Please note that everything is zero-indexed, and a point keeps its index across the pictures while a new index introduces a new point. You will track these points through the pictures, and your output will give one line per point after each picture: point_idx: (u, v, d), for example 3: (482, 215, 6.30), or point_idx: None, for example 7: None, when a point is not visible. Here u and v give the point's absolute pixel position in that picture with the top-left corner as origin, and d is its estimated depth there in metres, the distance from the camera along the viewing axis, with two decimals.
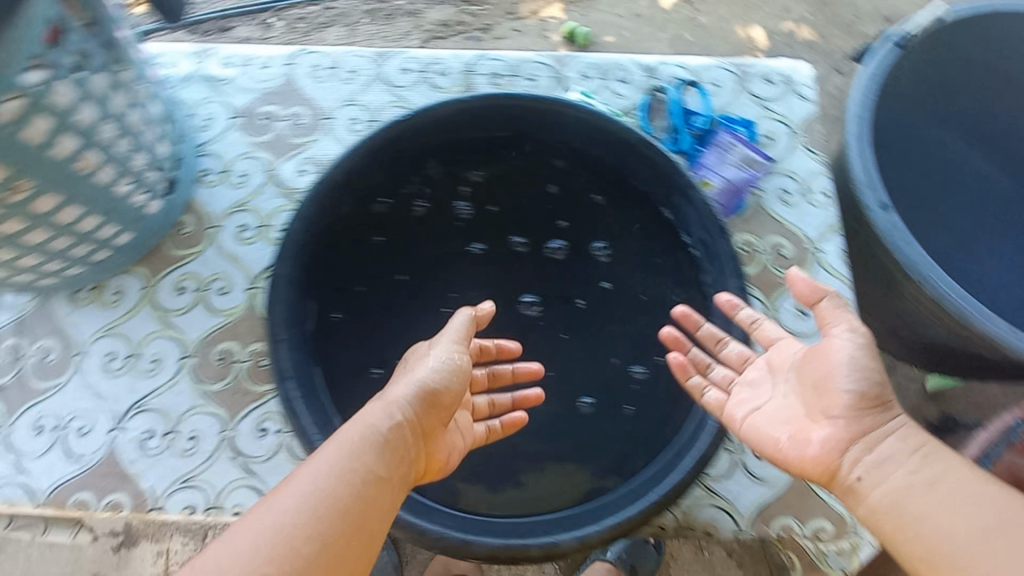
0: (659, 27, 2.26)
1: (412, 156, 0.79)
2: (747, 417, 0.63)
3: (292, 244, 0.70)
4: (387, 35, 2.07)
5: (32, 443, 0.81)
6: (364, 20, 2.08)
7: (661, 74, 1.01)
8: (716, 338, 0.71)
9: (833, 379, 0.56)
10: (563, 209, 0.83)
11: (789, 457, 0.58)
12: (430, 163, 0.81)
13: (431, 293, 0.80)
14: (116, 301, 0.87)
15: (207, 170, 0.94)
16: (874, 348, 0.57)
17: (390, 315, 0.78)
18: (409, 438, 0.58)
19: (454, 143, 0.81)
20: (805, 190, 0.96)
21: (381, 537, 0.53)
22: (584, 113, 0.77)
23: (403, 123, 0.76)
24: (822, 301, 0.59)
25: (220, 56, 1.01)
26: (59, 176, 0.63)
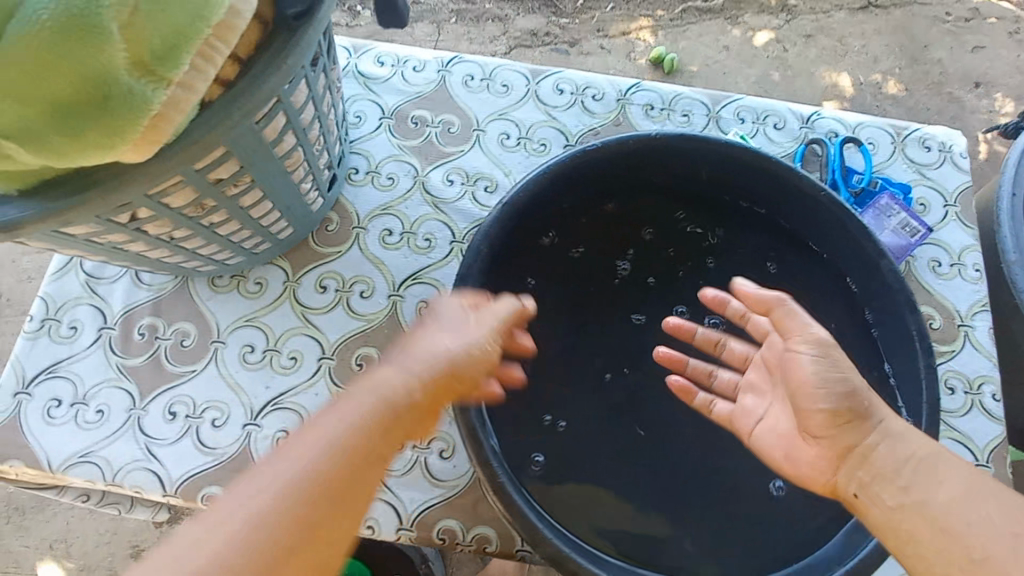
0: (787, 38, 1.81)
1: (590, 188, 0.77)
2: (754, 428, 0.67)
3: (476, 265, 0.68)
4: (474, 36, 1.74)
5: (164, 429, 0.78)
6: (449, 19, 1.75)
7: (817, 126, 1.00)
8: (712, 341, 0.74)
9: (810, 394, 0.60)
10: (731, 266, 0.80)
11: (805, 471, 0.63)
12: (607, 196, 0.79)
13: (598, 336, 0.77)
14: (257, 293, 0.85)
15: (355, 169, 0.92)
16: (836, 353, 0.61)
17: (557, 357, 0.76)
18: (419, 406, 0.56)
19: (632, 180, 0.78)
20: (956, 263, 0.94)
21: (368, 497, 0.50)
22: (779, 166, 0.73)
23: (596, 151, 0.72)
24: (780, 306, 0.65)
25: (375, 54, 0.99)
26: (273, 172, 0.61)
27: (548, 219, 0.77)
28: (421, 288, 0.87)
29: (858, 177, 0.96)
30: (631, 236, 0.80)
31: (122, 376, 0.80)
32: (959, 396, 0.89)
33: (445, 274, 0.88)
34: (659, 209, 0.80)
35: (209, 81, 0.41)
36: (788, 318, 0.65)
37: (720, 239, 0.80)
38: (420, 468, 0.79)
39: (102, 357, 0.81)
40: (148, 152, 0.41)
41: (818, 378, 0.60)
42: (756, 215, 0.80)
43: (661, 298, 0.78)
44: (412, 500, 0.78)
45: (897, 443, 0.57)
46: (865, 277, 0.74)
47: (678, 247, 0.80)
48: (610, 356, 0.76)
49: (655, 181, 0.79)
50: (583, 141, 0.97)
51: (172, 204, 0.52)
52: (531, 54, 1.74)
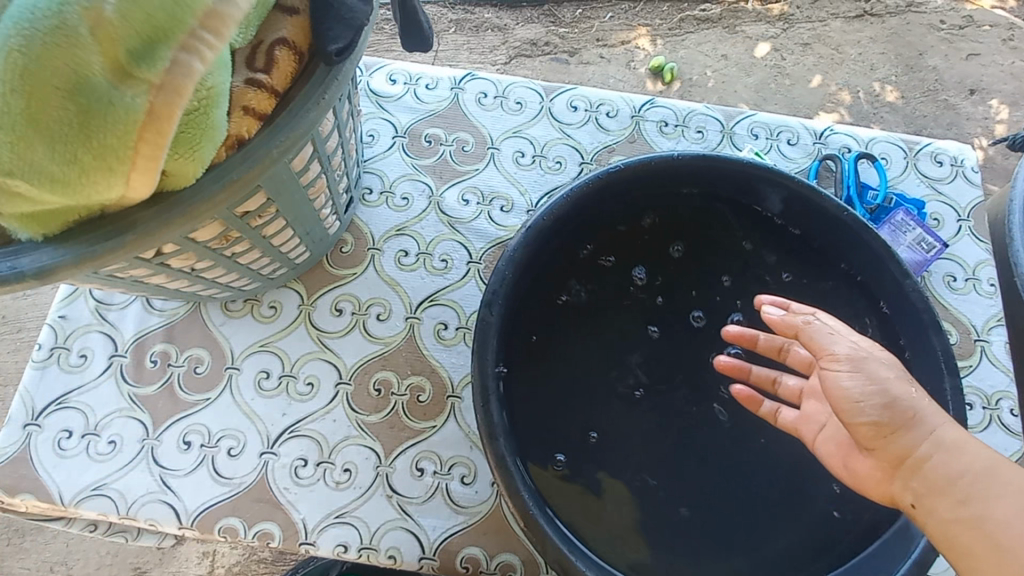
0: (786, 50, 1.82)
1: (614, 208, 0.77)
2: (817, 436, 0.63)
3: (502, 289, 0.67)
4: (475, 46, 1.72)
5: (179, 460, 0.76)
6: (448, 29, 1.73)
7: (830, 141, 1.00)
8: (778, 344, 0.69)
9: (851, 408, 0.56)
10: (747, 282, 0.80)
11: (857, 481, 0.59)
12: (630, 216, 0.78)
13: (621, 354, 0.76)
14: (272, 316, 0.84)
15: (370, 189, 0.92)
16: (872, 363, 0.57)
17: (575, 374, 0.74)
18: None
19: (655, 200, 0.78)
20: (971, 277, 0.94)
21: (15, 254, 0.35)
22: (804, 185, 0.73)
23: (619, 173, 0.72)
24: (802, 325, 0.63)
25: (387, 73, 0.99)
26: (297, 200, 0.60)
27: (572, 239, 0.76)
28: (438, 309, 0.86)
29: (873, 193, 0.96)
30: (653, 255, 0.79)
31: (135, 406, 0.78)
32: (977, 411, 0.87)
33: (463, 295, 0.87)
34: (681, 229, 0.80)
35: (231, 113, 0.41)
36: (815, 338, 0.61)
37: (742, 259, 0.80)
38: (441, 495, 0.77)
39: (113, 386, 0.79)
40: (152, 181, 0.39)
41: (855, 391, 0.56)
42: (778, 235, 0.80)
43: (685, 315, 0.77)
44: (435, 527, 0.76)
45: (953, 453, 0.52)
46: (889, 298, 0.74)
47: (701, 268, 0.79)
48: (636, 377, 0.75)
49: (677, 200, 0.79)
50: (598, 159, 0.97)
51: (197, 237, 0.51)
52: (532, 62, 1.73)
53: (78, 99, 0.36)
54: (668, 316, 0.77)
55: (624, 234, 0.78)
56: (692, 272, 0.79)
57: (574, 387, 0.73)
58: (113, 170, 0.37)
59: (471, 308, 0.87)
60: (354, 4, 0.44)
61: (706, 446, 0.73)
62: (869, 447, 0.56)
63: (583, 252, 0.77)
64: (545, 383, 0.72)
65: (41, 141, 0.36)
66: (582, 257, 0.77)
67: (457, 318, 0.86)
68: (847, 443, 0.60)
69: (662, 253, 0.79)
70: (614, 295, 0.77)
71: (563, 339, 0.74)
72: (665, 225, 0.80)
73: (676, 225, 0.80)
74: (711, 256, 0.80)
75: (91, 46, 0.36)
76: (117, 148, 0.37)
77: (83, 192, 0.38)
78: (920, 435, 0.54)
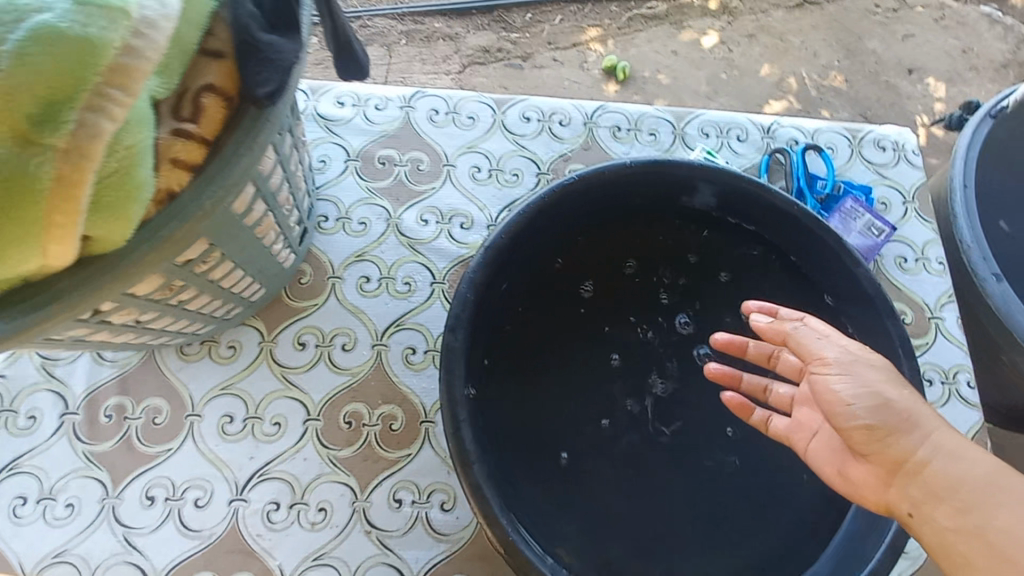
0: (738, 45, 1.86)
1: (571, 221, 0.77)
2: (809, 445, 0.63)
3: (465, 313, 0.66)
4: (427, 57, 1.70)
5: (142, 517, 0.73)
6: (398, 41, 1.71)
7: (779, 135, 1.02)
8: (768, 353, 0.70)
9: (844, 413, 0.57)
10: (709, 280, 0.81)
11: (853, 488, 0.58)
12: (588, 228, 0.79)
13: (593, 363, 0.76)
14: (231, 356, 0.81)
15: (325, 217, 0.90)
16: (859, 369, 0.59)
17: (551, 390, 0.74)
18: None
19: (611, 210, 0.78)
20: (921, 258, 0.97)
21: None
22: (754, 184, 0.74)
23: (575, 183, 0.71)
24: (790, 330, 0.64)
25: (335, 96, 0.97)
26: (242, 241, 0.58)
27: (532, 256, 0.75)
28: (405, 334, 0.85)
29: (823, 182, 0.98)
30: (615, 260, 0.79)
31: (91, 465, 0.74)
32: (937, 387, 0.90)
33: (429, 317, 0.86)
34: (640, 237, 0.81)
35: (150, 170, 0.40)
36: (804, 342, 0.63)
37: (701, 261, 0.81)
38: (422, 524, 0.76)
39: (66, 447, 0.75)
40: (73, 246, 0.38)
41: (848, 395, 0.57)
42: (733, 234, 0.81)
43: (650, 319, 0.78)
44: (417, 559, 0.75)
45: (951, 458, 0.52)
46: (845, 288, 0.75)
47: (662, 273, 0.80)
48: (610, 389, 0.75)
49: (633, 209, 0.80)
50: (555, 168, 0.97)
51: (135, 292, 0.49)
52: (486, 70, 1.72)
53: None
54: (634, 323, 0.78)
55: (584, 246, 0.79)
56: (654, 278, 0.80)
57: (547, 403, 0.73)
58: (27, 239, 0.36)
59: (439, 330, 0.85)
60: (280, 46, 0.44)
61: (681, 449, 0.74)
62: (863, 453, 0.57)
63: (544, 268, 0.77)
64: (517, 403, 0.72)
65: None
66: (544, 273, 0.77)
67: (425, 342, 0.84)
68: (838, 449, 0.60)
69: (623, 262, 0.80)
70: (579, 303, 0.77)
71: (531, 357, 0.74)
72: (625, 230, 0.80)
73: (634, 233, 0.80)
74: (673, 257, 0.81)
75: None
76: (26, 219, 0.36)
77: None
78: (918, 439, 0.54)
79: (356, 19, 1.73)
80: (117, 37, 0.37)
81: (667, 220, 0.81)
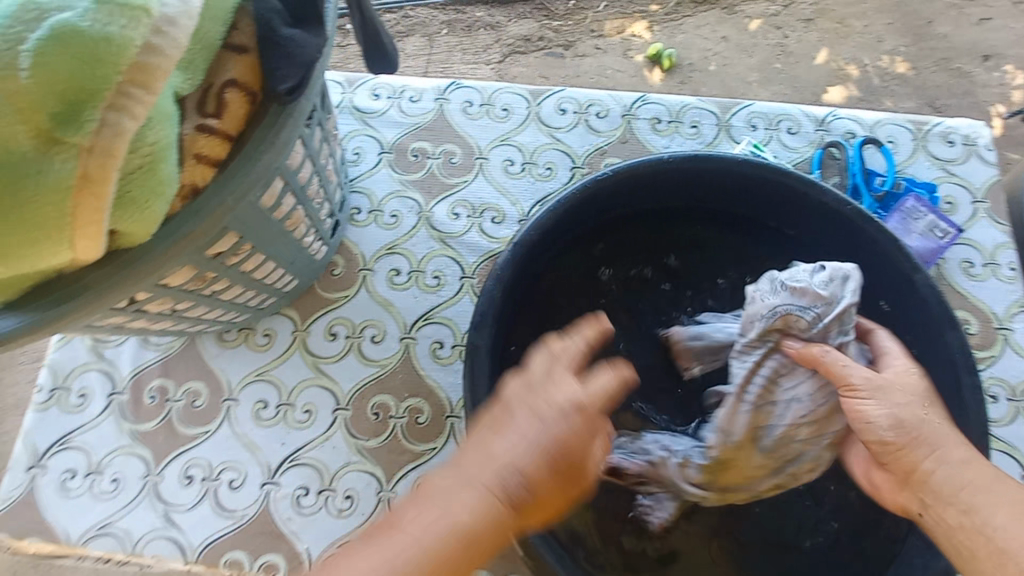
0: (785, 28, 1.76)
1: (605, 219, 0.74)
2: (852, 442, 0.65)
3: (491, 312, 0.65)
4: (468, 46, 1.69)
5: (181, 495, 0.76)
6: (440, 31, 1.70)
7: (832, 128, 0.96)
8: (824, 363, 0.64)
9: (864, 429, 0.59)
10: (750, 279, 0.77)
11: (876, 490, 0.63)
12: (623, 226, 0.76)
13: (622, 363, 0.74)
14: (266, 344, 0.83)
15: (358, 209, 0.91)
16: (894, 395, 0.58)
17: None
18: None
19: (647, 208, 0.75)
20: (989, 263, 0.89)
21: None
22: (801, 181, 0.69)
23: (607, 180, 0.69)
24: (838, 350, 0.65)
25: (372, 88, 0.97)
26: (272, 234, 0.59)
27: (564, 255, 0.74)
28: (433, 327, 0.85)
29: (880, 179, 0.92)
30: (648, 257, 0.77)
31: (135, 443, 0.78)
32: (1002, 404, 0.83)
33: (458, 311, 0.86)
34: (677, 238, 0.78)
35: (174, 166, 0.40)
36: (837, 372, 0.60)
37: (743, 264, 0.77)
38: None
39: (113, 425, 0.79)
40: (99, 242, 0.38)
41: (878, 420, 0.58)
42: (777, 237, 0.77)
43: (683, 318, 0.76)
44: None
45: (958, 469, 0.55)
46: (900, 295, 0.70)
47: (699, 276, 0.77)
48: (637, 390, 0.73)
49: (670, 206, 0.76)
50: (591, 162, 0.94)
51: (168, 284, 0.50)
52: (527, 58, 1.69)
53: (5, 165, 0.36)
54: (643, 324, 0.75)
55: (616, 243, 0.76)
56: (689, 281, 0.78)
57: None
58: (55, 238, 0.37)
59: (468, 325, 0.85)
60: (301, 39, 0.43)
61: None
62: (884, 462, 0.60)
63: (575, 267, 0.75)
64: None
65: None
66: (574, 272, 0.75)
67: (453, 336, 0.84)
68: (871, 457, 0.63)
69: (659, 263, 0.77)
70: (609, 300, 0.75)
71: (559, 359, 0.73)
72: (659, 226, 0.77)
73: (671, 233, 0.77)
74: (711, 253, 0.78)
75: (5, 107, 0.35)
76: (54, 216, 0.37)
77: (18, 261, 0.38)
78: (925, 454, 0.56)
79: (399, 10, 1.74)
80: (138, 35, 0.37)
81: (705, 217, 0.77)
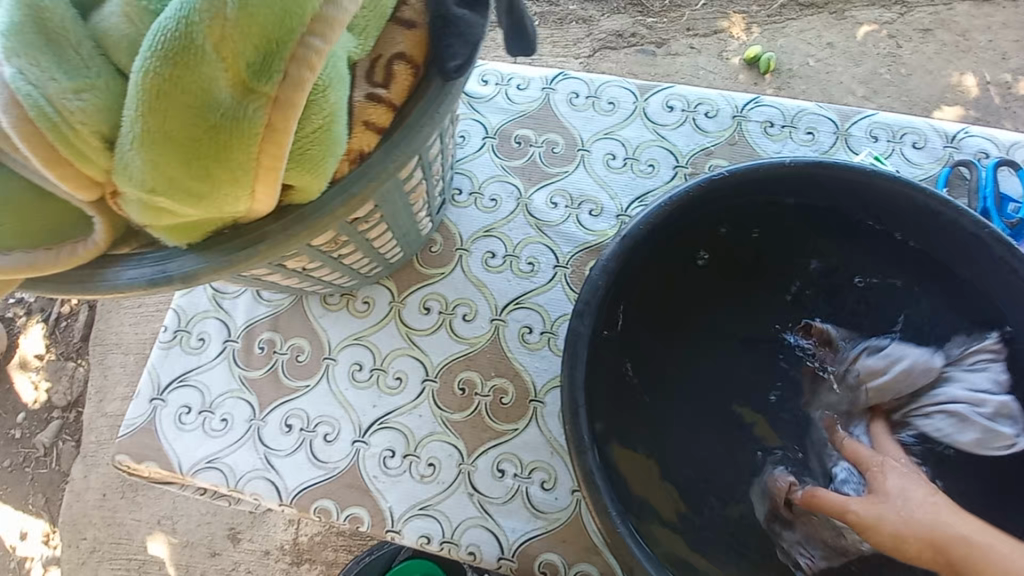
0: (898, 36, 1.65)
1: (715, 219, 0.73)
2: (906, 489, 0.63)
3: (596, 300, 0.66)
4: (559, 39, 1.69)
5: (280, 441, 0.82)
6: (533, 23, 1.71)
7: (964, 145, 0.89)
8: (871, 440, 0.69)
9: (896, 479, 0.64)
10: (852, 297, 0.76)
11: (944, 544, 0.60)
12: (731, 229, 0.75)
13: (711, 365, 0.75)
14: (365, 311, 0.88)
15: (459, 190, 0.94)
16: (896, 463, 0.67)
17: (667, 387, 0.73)
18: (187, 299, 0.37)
19: (759, 212, 0.74)
20: None
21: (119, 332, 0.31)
22: (935, 199, 0.66)
23: (723, 180, 0.68)
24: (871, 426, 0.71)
25: (481, 74, 1.00)
26: (399, 204, 0.62)
27: (668, 252, 0.73)
28: (523, 312, 0.86)
29: (1015, 205, 0.84)
30: (748, 262, 0.77)
31: (243, 388, 0.85)
32: None
33: (548, 299, 0.87)
34: (784, 246, 0.76)
35: (344, 129, 0.43)
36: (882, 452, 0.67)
37: (847, 280, 0.76)
38: (522, 498, 0.78)
39: (226, 369, 0.86)
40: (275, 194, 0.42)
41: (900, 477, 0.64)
42: (891, 256, 0.74)
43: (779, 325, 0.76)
44: (514, 529, 0.77)
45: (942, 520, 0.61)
46: None
47: (798, 287, 0.77)
48: (725, 393, 0.75)
49: (782, 213, 0.74)
50: (694, 162, 0.92)
51: (313, 243, 0.54)
52: (618, 54, 1.67)
53: (211, 114, 0.39)
54: (744, 332, 0.76)
55: (721, 246, 0.76)
56: (789, 291, 0.77)
57: (662, 401, 0.72)
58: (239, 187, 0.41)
59: (557, 313, 0.86)
60: (468, 19, 0.46)
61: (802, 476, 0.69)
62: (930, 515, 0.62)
63: (676, 266, 0.75)
64: (633, 398, 0.71)
65: (174, 159, 0.40)
66: (675, 270, 0.75)
67: (542, 322, 0.86)
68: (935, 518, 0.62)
69: (758, 271, 0.77)
70: (704, 300, 0.76)
71: (651, 355, 0.74)
72: (766, 233, 0.76)
73: (777, 241, 0.76)
74: (816, 267, 0.77)
75: (217, 60, 0.39)
76: (243, 165, 0.40)
77: (210, 202, 0.42)
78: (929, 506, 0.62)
79: None
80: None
81: (816, 228, 0.75)
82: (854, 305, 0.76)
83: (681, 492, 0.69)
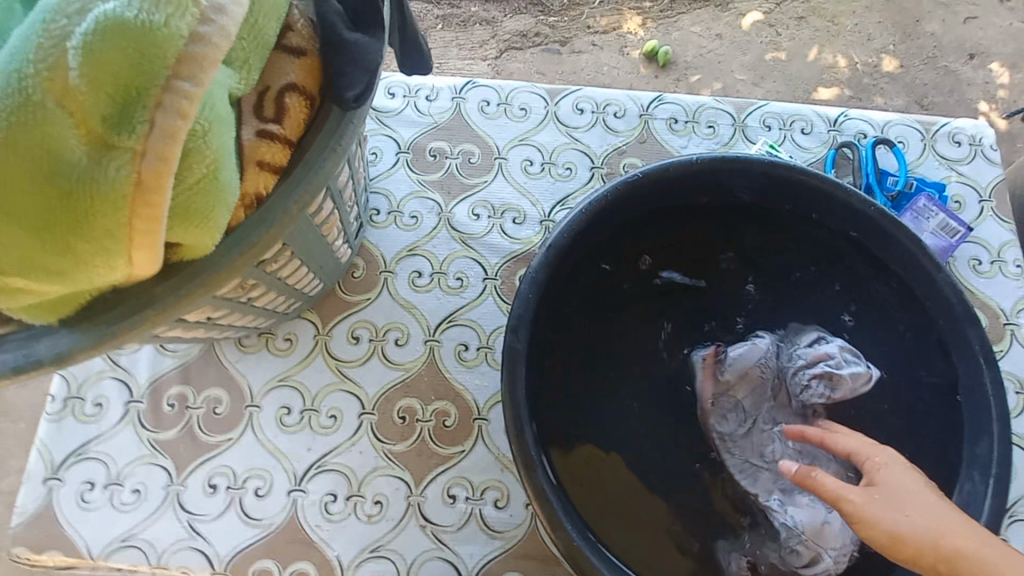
0: (777, 25, 1.78)
1: (635, 222, 0.75)
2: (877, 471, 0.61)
3: (529, 314, 0.65)
4: (464, 42, 1.67)
5: (206, 504, 0.75)
6: (436, 26, 1.68)
7: (845, 127, 0.97)
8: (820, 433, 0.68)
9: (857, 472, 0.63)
10: (772, 282, 0.79)
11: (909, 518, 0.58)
12: (653, 232, 0.77)
13: (647, 362, 0.76)
14: (288, 349, 0.82)
15: (376, 210, 0.89)
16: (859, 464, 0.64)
17: (607, 389, 0.74)
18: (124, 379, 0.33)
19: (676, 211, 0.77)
20: (999, 258, 0.92)
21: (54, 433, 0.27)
22: (829, 183, 0.71)
23: (637, 182, 0.69)
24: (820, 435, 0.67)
25: (387, 86, 0.96)
26: (310, 237, 0.58)
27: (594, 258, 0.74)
28: (457, 330, 0.84)
29: (894, 179, 0.93)
30: (674, 258, 0.79)
31: (156, 452, 0.77)
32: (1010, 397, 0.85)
33: (481, 313, 0.85)
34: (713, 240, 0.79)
35: (234, 172, 0.39)
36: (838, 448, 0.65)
37: (771, 267, 0.79)
38: (476, 521, 0.76)
39: (132, 434, 0.77)
40: (155, 257, 0.37)
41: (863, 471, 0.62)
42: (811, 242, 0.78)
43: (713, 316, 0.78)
44: (472, 554, 0.75)
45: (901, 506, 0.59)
46: (925, 296, 0.71)
47: (726, 283, 0.80)
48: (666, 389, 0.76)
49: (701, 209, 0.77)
50: (609, 162, 0.94)
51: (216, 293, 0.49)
52: (524, 55, 1.68)
53: (64, 175, 0.34)
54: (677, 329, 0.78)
55: (648, 251, 0.78)
56: (714, 282, 0.79)
57: (605, 402, 0.73)
58: (109, 253, 0.36)
59: (492, 326, 0.85)
60: (364, 43, 0.43)
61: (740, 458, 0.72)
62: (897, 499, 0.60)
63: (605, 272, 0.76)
64: (578, 410, 0.71)
65: (23, 228, 0.35)
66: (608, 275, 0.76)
67: (478, 338, 0.84)
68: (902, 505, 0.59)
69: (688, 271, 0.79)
70: (636, 300, 0.77)
71: (591, 358, 0.74)
72: (686, 228, 0.78)
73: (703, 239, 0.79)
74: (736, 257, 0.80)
75: (65, 110, 0.34)
76: (110, 229, 0.35)
77: (75, 276, 0.36)
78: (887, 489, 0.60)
79: None
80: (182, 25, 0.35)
81: (732, 218, 0.78)
82: (777, 291, 0.79)
83: (632, 492, 0.70)
